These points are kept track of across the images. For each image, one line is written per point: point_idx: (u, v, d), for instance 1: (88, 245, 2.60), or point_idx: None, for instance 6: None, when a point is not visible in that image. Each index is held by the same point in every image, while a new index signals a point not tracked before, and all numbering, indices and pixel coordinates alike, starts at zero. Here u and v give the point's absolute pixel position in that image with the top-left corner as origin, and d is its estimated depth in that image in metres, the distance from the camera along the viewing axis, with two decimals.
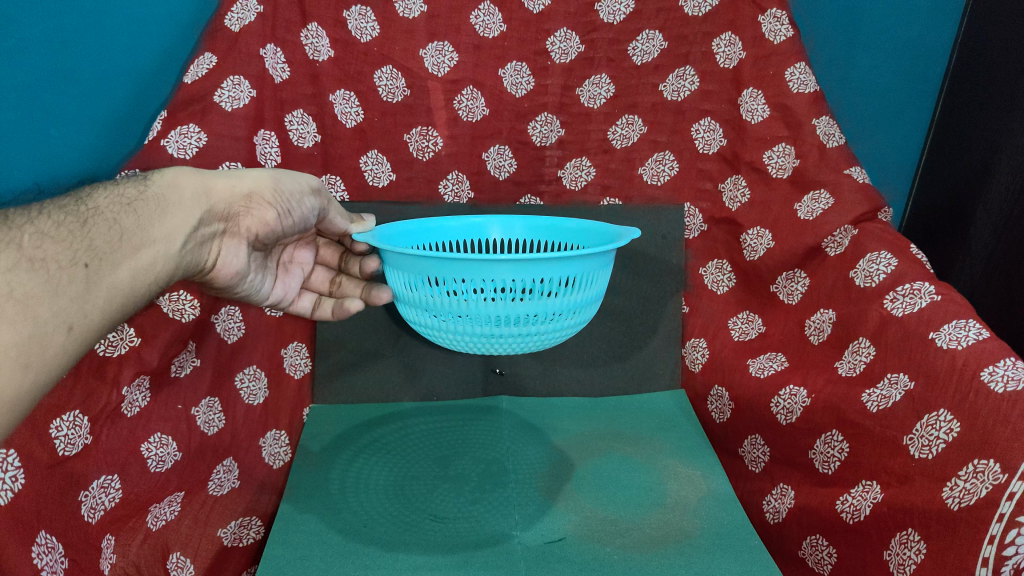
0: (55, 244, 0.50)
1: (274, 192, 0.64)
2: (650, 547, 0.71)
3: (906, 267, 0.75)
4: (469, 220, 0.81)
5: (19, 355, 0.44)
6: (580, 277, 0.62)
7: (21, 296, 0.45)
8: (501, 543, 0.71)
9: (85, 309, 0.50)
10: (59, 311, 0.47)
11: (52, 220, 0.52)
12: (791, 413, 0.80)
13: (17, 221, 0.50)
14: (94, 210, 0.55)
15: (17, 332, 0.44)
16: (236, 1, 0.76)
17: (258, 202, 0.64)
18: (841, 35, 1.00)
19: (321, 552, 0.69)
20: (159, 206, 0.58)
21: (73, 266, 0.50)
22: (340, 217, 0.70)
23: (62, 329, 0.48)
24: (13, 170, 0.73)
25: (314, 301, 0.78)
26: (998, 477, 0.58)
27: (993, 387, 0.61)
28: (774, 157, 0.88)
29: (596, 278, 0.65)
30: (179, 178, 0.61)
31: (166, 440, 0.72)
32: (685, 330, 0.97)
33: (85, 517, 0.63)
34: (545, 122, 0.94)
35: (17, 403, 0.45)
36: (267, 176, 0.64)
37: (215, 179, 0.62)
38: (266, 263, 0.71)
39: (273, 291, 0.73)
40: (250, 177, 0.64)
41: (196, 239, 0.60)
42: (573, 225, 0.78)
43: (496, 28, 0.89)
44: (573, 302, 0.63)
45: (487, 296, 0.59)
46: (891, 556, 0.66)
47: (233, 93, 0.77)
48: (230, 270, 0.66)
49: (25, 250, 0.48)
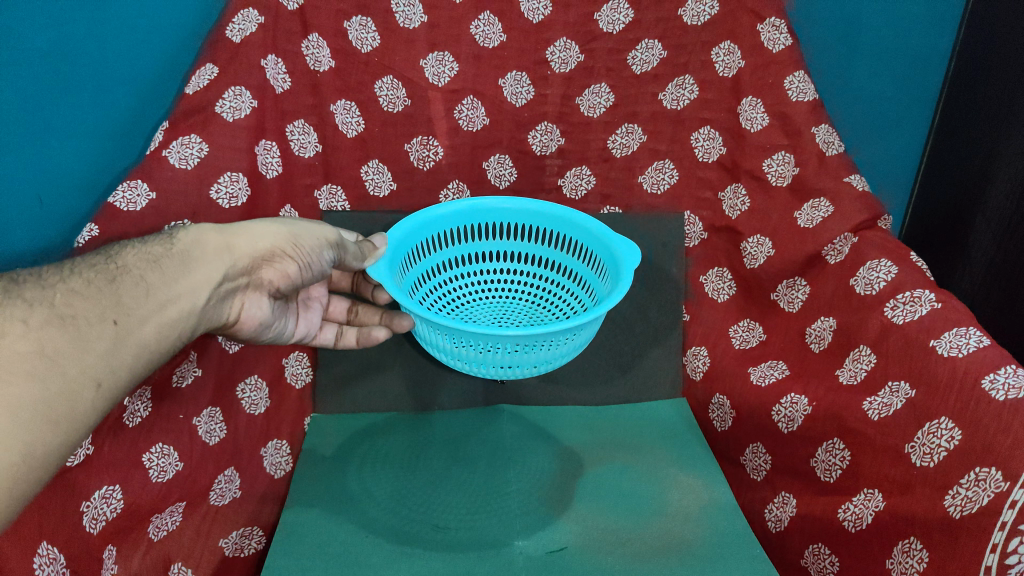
0: (85, 301, 0.56)
1: (295, 246, 0.67)
2: (650, 556, 0.72)
3: (905, 275, 0.76)
4: (464, 206, 0.86)
5: (48, 413, 0.51)
6: (573, 335, 0.73)
7: (50, 357, 0.52)
8: (502, 553, 0.72)
9: (113, 365, 0.55)
10: (86, 369, 0.53)
11: (83, 277, 0.57)
12: (792, 421, 0.80)
13: (51, 280, 0.56)
14: (122, 267, 0.59)
15: (45, 390, 0.51)
16: (237, 13, 0.76)
17: (279, 256, 0.67)
18: (841, 43, 0.99)
19: (323, 563, 0.71)
20: (184, 262, 0.62)
21: (101, 323, 0.55)
22: (358, 259, 0.73)
23: (90, 385, 0.53)
24: (12, 184, 0.73)
25: (336, 332, 0.82)
26: (999, 485, 0.58)
27: (993, 395, 0.61)
28: (774, 165, 0.88)
29: (587, 330, 0.75)
30: (203, 234, 0.64)
31: (167, 450, 0.71)
32: (685, 338, 0.97)
33: (87, 529, 0.63)
34: (545, 132, 0.94)
35: (45, 457, 0.51)
36: (285, 231, 0.67)
37: (235, 236, 0.65)
38: (288, 306, 0.75)
39: (297, 329, 0.77)
40: (269, 232, 0.67)
41: (220, 294, 0.64)
42: (591, 226, 0.84)
43: (496, 38, 0.89)
44: (563, 351, 0.74)
45: (495, 351, 0.72)
46: (893, 565, 0.66)
47: (234, 104, 0.77)
48: (255, 321, 0.70)
49: (56, 308, 0.54)
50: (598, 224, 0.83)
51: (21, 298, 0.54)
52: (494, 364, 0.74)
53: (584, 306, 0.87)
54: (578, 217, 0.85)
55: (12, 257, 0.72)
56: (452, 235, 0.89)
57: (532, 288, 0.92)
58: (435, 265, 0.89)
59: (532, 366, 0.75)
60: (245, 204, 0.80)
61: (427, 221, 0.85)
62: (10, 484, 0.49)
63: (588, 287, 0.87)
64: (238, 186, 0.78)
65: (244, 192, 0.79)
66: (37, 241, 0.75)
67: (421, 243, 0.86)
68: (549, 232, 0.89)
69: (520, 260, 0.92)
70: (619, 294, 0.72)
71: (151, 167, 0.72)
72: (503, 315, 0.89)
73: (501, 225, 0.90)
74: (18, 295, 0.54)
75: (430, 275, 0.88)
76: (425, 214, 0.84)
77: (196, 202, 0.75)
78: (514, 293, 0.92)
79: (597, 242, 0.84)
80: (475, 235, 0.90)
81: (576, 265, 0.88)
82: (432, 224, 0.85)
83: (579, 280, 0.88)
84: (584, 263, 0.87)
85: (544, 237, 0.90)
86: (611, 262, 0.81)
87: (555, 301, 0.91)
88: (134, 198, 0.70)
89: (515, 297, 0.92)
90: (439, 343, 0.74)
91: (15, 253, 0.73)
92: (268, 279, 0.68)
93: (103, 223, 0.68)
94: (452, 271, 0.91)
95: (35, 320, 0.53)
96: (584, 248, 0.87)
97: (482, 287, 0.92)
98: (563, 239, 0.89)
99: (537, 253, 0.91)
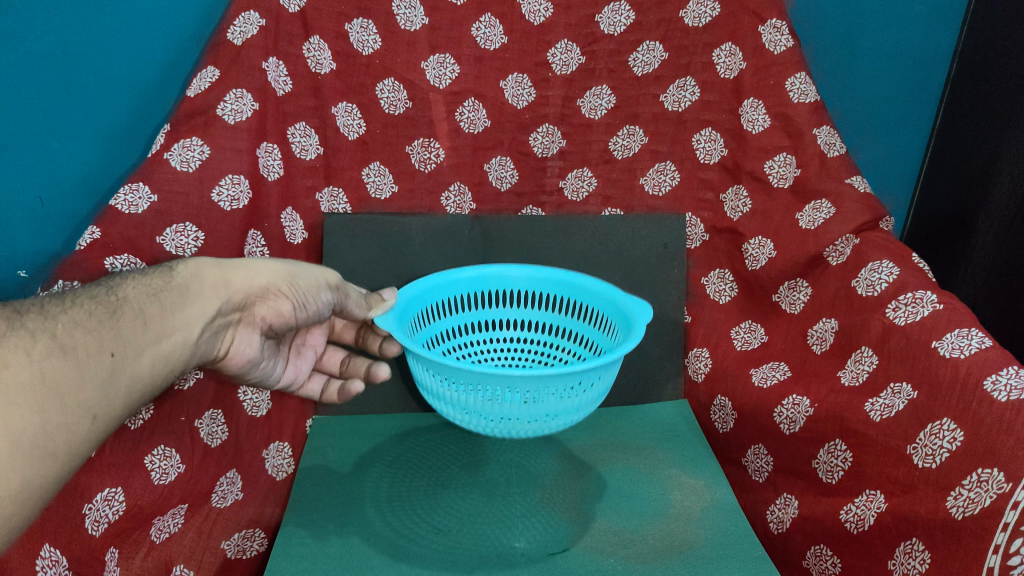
0: (85, 332, 0.55)
1: (290, 286, 0.68)
2: (653, 558, 0.71)
3: (907, 276, 0.76)
4: (478, 272, 0.88)
5: (46, 444, 0.51)
6: (581, 385, 0.70)
7: (51, 388, 0.52)
8: (505, 555, 0.72)
9: (109, 398, 0.55)
10: (85, 401, 0.53)
11: (84, 309, 0.57)
12: (794, 423, 0.80)
13: (53, 311, 0.56)
14: (123, 299, 0.59)
15: (45, 421, 0.51)
16: (238, 15, 0.76)
17: (274, 294, 0.68)
18: (840, 45, 0.98)
19: (325, 565, 0.70)
20: (182, 295, 0.62)
21: (99, 356, 0.55)
22: (358, 305, 0.73)
23: (86, 418, 0.54)
24: (13, 185, 0.76)
25: (323, 382, 0.83)
26: (1002, 486, 0.58)
27: (996, 396, 0.61)
28: (775, 166, 0.88)
29: (598, 382, 0.72)
30: (202, 268, 0.65)
31: (169, 452, 0.71)
32: (687, 340, 0.97)
33: (90, 530, 0.63)
34: (546, 134, 0.94)
35: (42, 488, 0.51)
36: (283, 270, 0.68)
37: (233, 271, 0.66)
38: (279, 349, 0.76)
39: (285, 374, 0.78)
40: (266, 269, 0.67)
41: (213, 328, 0.65)
42: (588, 284, 0.86)
43: (497, 40, 0.89)
44: (570, 405, 0.71)
45: (498, 399, 0.68)
46: (895, 565, 0.67)
47: (235, 106, 0.77)
48: (242, 359, 0.70)
49: (58, 339, 0.54)
50: (599, 282, 0.85)
51: (23, 327, 0.53)
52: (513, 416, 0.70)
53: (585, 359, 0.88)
54: (579, 276, 0.87)
55: (11, 257, 0.76)
56: (468, 299, 0.91)
57: (533, 356, 0.93)
58: (444, 330, 0.89)
59: (539, 424, 0.71)
60: (247, 207, 0.80)
61: (438, 283, 0.86)
62: (11, 514, 0.49)
63: (596, 347, 0.87)
64: (240, 188, 0.78)
65: (245, 195, 0.79)
66: (37, 242, 0.78)
67: (431, 306, 0.87)
68: (554, 296, 0.90)
69: (528, 328, 0.93)
70: (632, 341, 0.71)
71: (151, 168, 0.72)
72: None
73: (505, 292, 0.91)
74: (20, 325, 0.53)
75: (439, 340, 0.89)
76: (441, 277, 0.86)
77: (197, 204, 0.75)
78: (517, 358, 0.92)
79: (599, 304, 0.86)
80: (479, 302, 0.91)
81: (584, 328, 0.89)
82: (442, 287, 0.87)
83: (583, 340, 0.89)
84: (591, 324, 0.88)
85: (551, 302, 0.91)
86: (620, 321, 0.82)
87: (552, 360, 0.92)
88: (136, 201, 0.71)
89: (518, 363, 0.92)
90: (451, 396, 0.71)
91: (16, 254, 0.77)
92: (261, 316, 0.69)
93: (104, 226, 0.69)
94: (458, 338, 0.91)
95: (38, 349, 0.52)
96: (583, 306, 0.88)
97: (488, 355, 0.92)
98: (567, 301, 0.90)
99: (546, 321, 0.92)
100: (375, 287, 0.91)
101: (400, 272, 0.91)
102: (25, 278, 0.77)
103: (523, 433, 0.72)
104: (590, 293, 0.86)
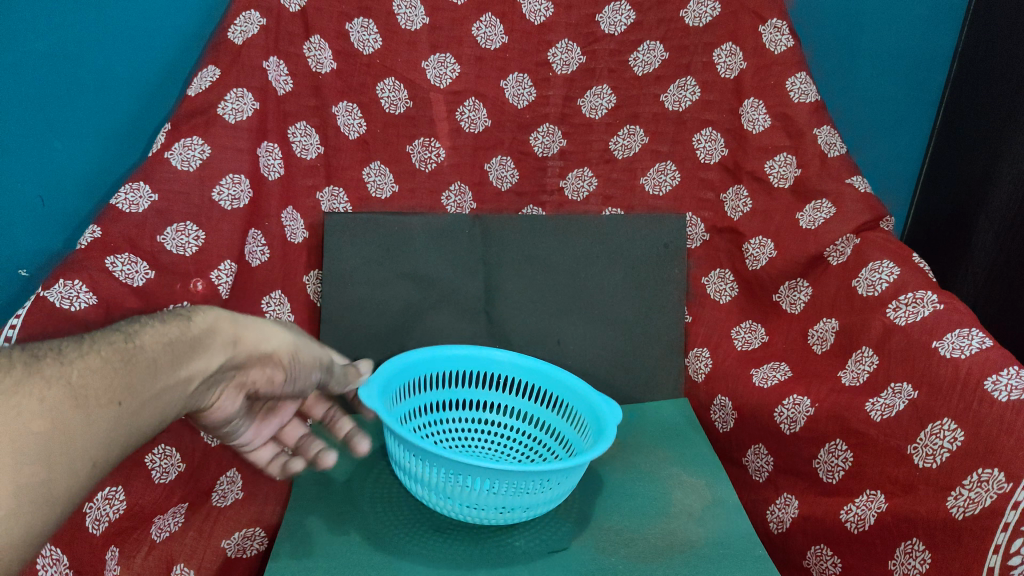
0: (100, 379, 0.51)
1: (293, 358, 0.64)
2: (654, 556, 0.71)
3: (907, 276, 0.75)
4: (473, 351, 0.88)
5: (46, 494, 0.45)
6: (538, 488, 0.69)
7: (61, 437, 0.46)
8: (506, 553, 0.71)
9: (108, 457, 0.50)
10: (86, 457, 0.48)
11: (100, 357, 0.52)
12: (794, 422, 0.80)
13: (70, 356, 0.51)
14: (140, 349, 0.55)
15: (48, 473, 0.45)
16: (239, 14, 0.76)
17: (276, 361, 0.63)
18: (841, 45, 0.98)
19: (325, 562, 0.70)
20: (194, 350, 0.58)
21: (108, 406, 0.50)
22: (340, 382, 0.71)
23: (85, 473, 0.48)
24: (17, 183, 0.80)
25: (272, 455, 0.72)
26: (1002, 486, 0.58)
27: (996, 396, 0.61)
28: (776, 166, 0.88)
29: (558, 485, 0.71)
30: (219, 322, 0.61)
31: (170, 451, 0.71)
32: (688, 340, 0.97)
33: (90, 529, 0.63)
34: (547, 134, 0.94)
35: (28, 552, 0.44)
36: (292, 340, 0.64)
37: (246, 330, 0.63)
38: (254, 409, 0.68)
39: (246, 434, 0.69)
40: (278, 336, 0.64)
41: (209, 383, 0.59)
42: (566, 379, 0.86)
43: (497, 40, 0.89)
44: (531, 500, 0.71)
45: (458, 484, 0.69)
46: (896, 565, 0.67)
47: (236, 105, 0.77)
48: (219, 415, 0.63)
49: (73, 386, 0.49)
50: (577, 380, 0.85)
51: (40, 372, 0.48)
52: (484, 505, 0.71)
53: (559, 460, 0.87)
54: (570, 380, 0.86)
55: (14, 254, 0.82)
56: (458, 377, 0.91)
57: (508, 440, 0.91)
58: (424, 404, 0.89)
59: (497, 512, 0.71)
60: (247, 205, 0.79)
61: (426, 358, 0.86)
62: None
63: (567, 446, 0.86)
64: (240, 187, 0.78)
65: (245, 194, 0.79)
66: (40, 240, 0.82)
67: (416, 379, 0.87)
68: (536, 387, 0.89)
69: (506, 412, 0.91)
70: (601, 449, 0.70)
71: (151, 167, 0.72)
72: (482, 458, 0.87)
73: (485, 374, 0.91)
74: (37, 370, 0.48)
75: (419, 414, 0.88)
76: (431, 351, 0.86)
77: (198, 203, 0.75)
78: (491, 441, 0.91)
79: (574, 396, 0.85)
80: (467, 381, 0.91)
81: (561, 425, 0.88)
82: (428, 363, 0.87)
83: (556, 437, 0.88)
84: (565, 421, 0.87)
85: (532, 393, 0.90)
86: (593, 423, 0.81)
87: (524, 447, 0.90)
88: (136, 200, 0.71)
89: (489, 447, 0.90)
90: (425, 476, 0.71)
91: (17, 252, 0.82)
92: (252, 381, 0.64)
93: (106, 224, 0.69)
94: (441, 414, 0.91)
95: (55, 393, 0.47)
96: (560, 402, 0.88)
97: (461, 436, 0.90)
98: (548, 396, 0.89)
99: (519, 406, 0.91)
100: (376, 285, 0.91)
101: (401, 270, 0.92)
102: (26, 277, 0.83)
103: (483, 521, 0.73)
104: (568, 389, 0.86)
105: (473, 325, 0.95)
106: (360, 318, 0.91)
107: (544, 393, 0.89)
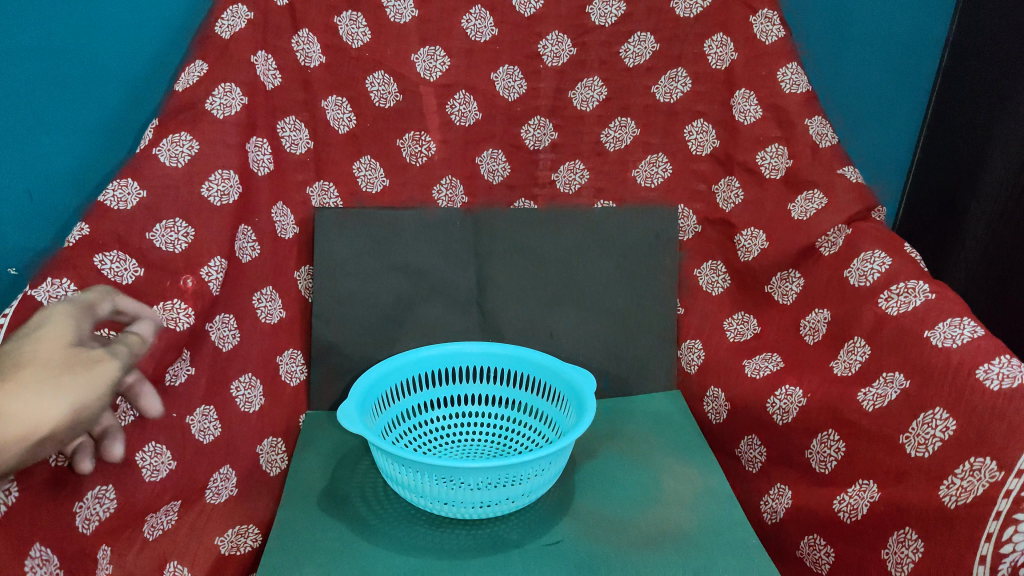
0: None
1: (71, 429, 0.55)
2: (649, 546, 0.70)
3: (899, 266, 0.75)
4: (439, 348, 0.89)
5: None
6: (521, 477, 0.69)
7: None
8: (500, 546, 0.71)
9: None
10: None
11: None
12: (787, 413, 0.80)
13: None
14: None
15: None
16: (226, 9, 0.76)
17: (52, 442, 0.54)
18: (832, 34, 0.98)
19: (320, 557, 0.69)
20: None
21: None
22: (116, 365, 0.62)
23: None
24: (8, 177, 0.80)
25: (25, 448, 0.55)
26: (995, 474, 0.58)
27: (988, 385, 0.61)
28: (768, 157, 0.88)
29: (542, 472, 0.71)
30: None
31: (160, 449, 0.70)
32: (680, 332, 0.97)
33: (80, 528, 0.61)
34: (538, 126, 0.94)
35: None
36: (71, 412, 0.54)
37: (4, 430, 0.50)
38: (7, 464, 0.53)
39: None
40: (48, 417, 0.53)
41: None
42: (546, 361, 0.86)
43: (488, 32, 0.89)
44: (518, 491, 0.71)
45: (439, 485, 0.69)
46: (889, 555, 0.67)
47: (225, 100, 0.76)
48: None
49: None
50: (554, 359, 0.85)
51: None
52: (491, 501, 0.71)
53: (547, 440, 0.86)
54: (532, 353, 0.87)
55: (10, 252, 0.82)
56: (432, 375, 0.91)
57: (497, 428, 0.91)
58: (393, 418, 0.86)
59: (485, 505, 0.71)
60: (236, 201, 0.78)
61: (390, 369, 0.85)
62: None
63: (552, 422, 0.87)
64: (230, 183, 0.77)
65: (235, 189, 0.77)
66: (32, 236, 0.83)
67: (384, 394, 0.84)
68: (517, 371, 0.90)
69: (489, 401, 0.92)
70: (583, 425, 0.71)
71: (141, 164, 0.72)
72: (473, 453, 0.86)
73: (462, 367, 0.91)
74: None
75: (390, 429, 0.85)
76: (402, 356, 0.86)
77: (188, 199, 0.74)
78: (479, 432, 0.90)
79: (553, 377, 0.86)
80: (443, 377, 0.91)
81: (535, 399, 0.89)
82: (395, 372, 0.85)
83: (543, 417, 0.88)
84: (548, 399, 0.87)
85: (499, 374, 0.91)
86: (574, 400, 0.81)
87: (513, 434, 0.90)
88: (125, 197, 0.70)
89: (478, 438, 0.90)
90: (423, 488, 0.70)
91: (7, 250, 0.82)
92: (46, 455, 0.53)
93: (94, 222, 0.68)
94: (423, 415, 0.90)
95: None
96: (543, 384, 0.88)
97: (435, 436, 0.89)
98: (513, 373, 0.91)
99: (490, 392, 0.91)
100: (367, 279, 0.91)
101: (392, 264, 0.91)
102: (16, 275, 0.83)
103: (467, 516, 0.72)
104: (543, 368, 0.87)
105: (465, 319, 0.95)
106: (351, 312, 0.91)
107: (526, 376, 0.90)
